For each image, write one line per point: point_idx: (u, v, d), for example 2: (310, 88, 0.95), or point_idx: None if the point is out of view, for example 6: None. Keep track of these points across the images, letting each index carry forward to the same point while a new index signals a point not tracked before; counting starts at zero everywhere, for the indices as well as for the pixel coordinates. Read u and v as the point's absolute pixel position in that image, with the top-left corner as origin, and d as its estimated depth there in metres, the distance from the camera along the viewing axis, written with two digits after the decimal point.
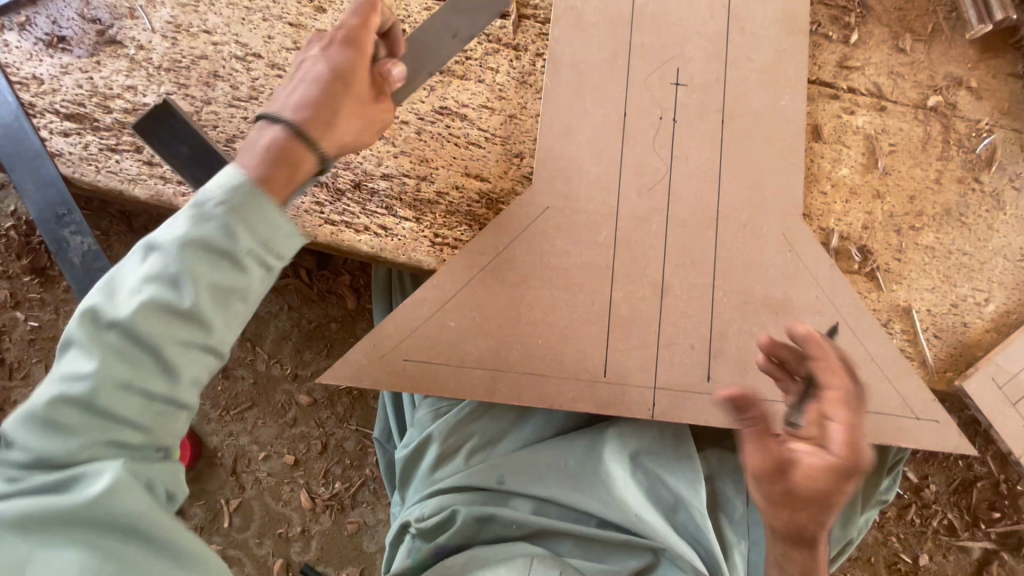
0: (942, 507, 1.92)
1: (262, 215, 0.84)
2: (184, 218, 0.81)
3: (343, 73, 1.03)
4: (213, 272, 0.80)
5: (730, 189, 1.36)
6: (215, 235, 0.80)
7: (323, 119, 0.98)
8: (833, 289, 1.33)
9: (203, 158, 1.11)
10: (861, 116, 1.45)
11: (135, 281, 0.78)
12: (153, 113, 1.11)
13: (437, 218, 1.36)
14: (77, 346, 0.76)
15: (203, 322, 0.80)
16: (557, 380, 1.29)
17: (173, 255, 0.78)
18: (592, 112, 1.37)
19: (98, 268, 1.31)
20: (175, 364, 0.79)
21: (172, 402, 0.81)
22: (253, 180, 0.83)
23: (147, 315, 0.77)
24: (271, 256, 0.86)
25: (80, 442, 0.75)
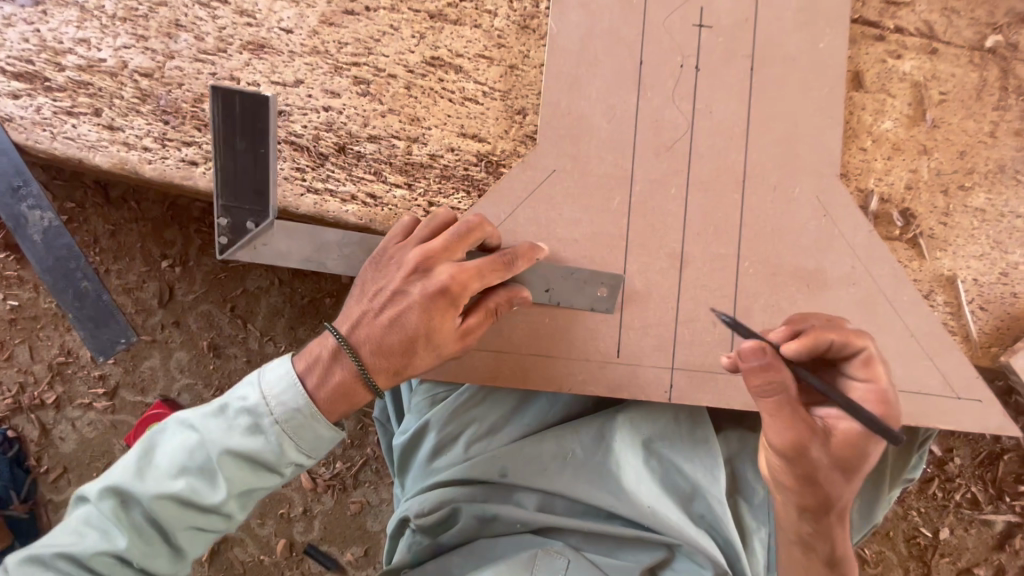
0: (966, 480, 1.83)
1: (312, 434, 0.96)
2: (275, 381, 0.96)
3: (433, 293, 0.98)
4: (285, 451, 0.95)
5: (759, 147, 1.21)
6: (287, 435, 0.95)
7: (400, 332, 0.98)
8: (871, 258, 1.20)
9: (246, 161, 1.05)
10: (909, 61, 1.28)
11: (219, 428, 0.94)
12: (248, 99, 1.03)
13: (431, 183, 1.22)
14: (189, 433, 0.95)
15: (271, 478, 0.97)
16: (565, 362, 1.19)
17: (257, 416, 0.94)
18: (604, 61, 1.21)
19: (64, 244, 1.41)
20: (241, 500, 0.97)
21: (250, 495, 0.99)
22: (307, 414, 0.95)
23: (228, 462, 0.93)
24: (319, 453, 0.99)
25: (170, 521, 0.93)
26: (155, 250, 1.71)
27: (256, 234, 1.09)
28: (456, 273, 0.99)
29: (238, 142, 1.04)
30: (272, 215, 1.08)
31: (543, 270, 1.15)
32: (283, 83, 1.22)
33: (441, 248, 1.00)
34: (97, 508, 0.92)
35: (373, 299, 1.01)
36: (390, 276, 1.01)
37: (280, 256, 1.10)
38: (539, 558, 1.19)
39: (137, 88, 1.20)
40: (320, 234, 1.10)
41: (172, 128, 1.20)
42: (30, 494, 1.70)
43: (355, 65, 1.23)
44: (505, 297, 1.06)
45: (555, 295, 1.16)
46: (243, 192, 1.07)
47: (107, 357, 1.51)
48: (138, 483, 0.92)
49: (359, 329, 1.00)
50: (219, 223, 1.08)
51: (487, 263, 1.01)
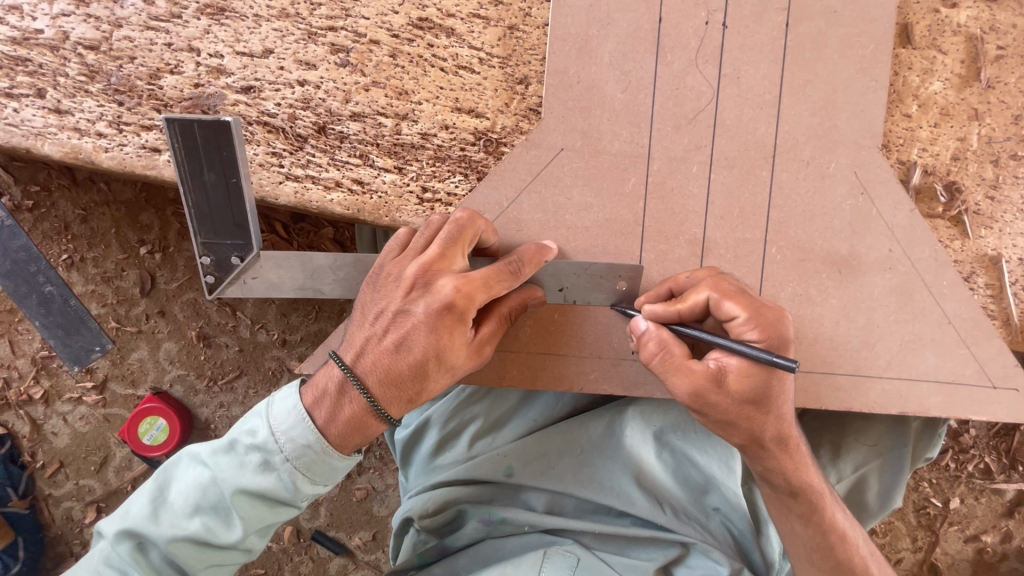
0: (980, 451, 1.72)
1: (324, 468, 0.94)
2: (281, 416, 0.93)
3: (438, 311, 0.89)
4: (299, 486, 0.93)
5: (791, 116, 1.08)
6: (297, 467, 0.92)
7: (408, 356, 0.91)
8: (911, 240, 1.09)
9: (219, 195, 1.00)
10: (966, 9, 1.12)
11: (230, 467, 0.92)
12: (207, 128, 0.97)
13: (424, 166, 1.09)
14: (201, 474, 0.93)
15: (286, 511, 0.96)
16: (578, 359, 1.12)
17: (268, 454, 0.92)
18: (618, 19, 1.06)
19: (20, 246, 1.35)
20: (259, 533, 0.96)
21: (264, 531, 0.97)
22: (317, 450, 0.92)
23: (241, 499, 0.92)
24: (333, 481, 0.98)
25: (188, 559, 0.93)
26: (131, 236, 1.56)
27: (243, 266, 1.02)
28: (460, 285, 0.89)
29: (207, 175, 0.99)
30: (256, 245, 1.01)
31: (554, 264, 1.05)
32: (250, 53, 1.06)
33: (439, 257, 0.91)
34: (115, 550, 0.92)
35: (375, 323, 0.94)
36: (390, 295, 0.93)
37: (273, 287, 1.04)
38: (547, 557, 1.13)
39: (84, 64, 1.05)
40: (310, 259, 1.02)
41: (128, 109, 1.06)
42: (29, 490, 1.65)
43: (331, 30, 1.07)
44: (519, 300, 0.99)
45: (570, 295, 1.06)
46: (222, 226, 1.02)
47: (82, 365, 1.47)
48: (154, 524, 0.92)
49: (364, 358, 0.93)
50: (202, 262, 1.02)
51: (492, 272, 0.91)
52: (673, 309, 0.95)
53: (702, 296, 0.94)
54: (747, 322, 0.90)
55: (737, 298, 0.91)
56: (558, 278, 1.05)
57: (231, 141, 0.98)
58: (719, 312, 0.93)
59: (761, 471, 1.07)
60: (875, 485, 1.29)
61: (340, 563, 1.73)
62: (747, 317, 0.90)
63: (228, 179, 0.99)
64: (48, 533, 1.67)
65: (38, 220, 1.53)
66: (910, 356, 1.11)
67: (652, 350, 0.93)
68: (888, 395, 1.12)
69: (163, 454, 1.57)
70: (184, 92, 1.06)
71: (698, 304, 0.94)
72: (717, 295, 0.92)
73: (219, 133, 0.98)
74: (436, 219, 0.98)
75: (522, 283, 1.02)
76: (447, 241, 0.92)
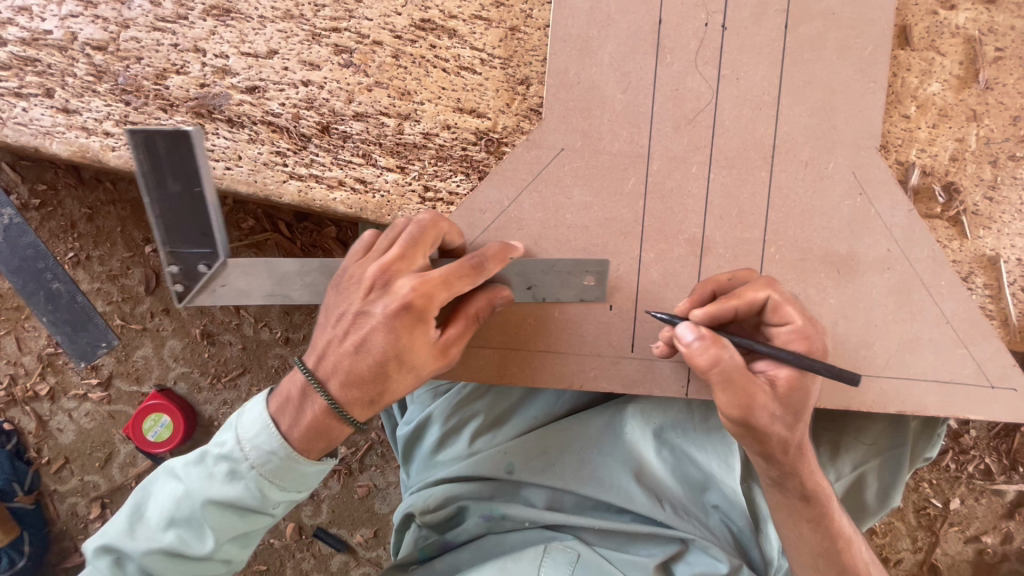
0: (980, 452, 1.72)
1: (293, 474, 0.95)
2: (247, 424, 0.94)
3: (396, 311, 0.89)
4: (267, 493, 0.94)
5: (790, 117, 1.08)
6: (266, 473, 0.93)
7: (368, 357, 0.91)
8: (909, 241, 1.10)
9: (186, 205, 1.01)
10: (964, 11, 1.13)
11: (199, 479, 0.93)
12: (170, 139, 0.98)
13: (426, 165, 1.10)
14: (175, 489, 0.95)
15: (258, 519, 0.97)
16: (552, 360, 1.13)
17: (234, 462, 0.93)
18: (618, 20, 1.07)
19: (28, 243, 1.44)
20: (236, 541, 0.98)
21: (239, 540, 0.99)
22: (283, 456, 0.93)
23: (212, 510, 0.93)
24: (304, 487, 0.99)
25: (165, 571, 0.94)
26: (136, 235, 1.58)
27: (210, 274, 1.04)
28: (418, 285, 0.89)
29: (171, 185, 0.99)
30: (223, 253, 1.04)
31: (521, 263, 1.07)
32: (255, 54, 1.08)
33: (398, 259, 0.92)
34: (95, 566, 0.94)
35: (336, 325, 0.94)
36: (351, 297, 0.93)
37: (242, 294, 1.06)
38: (546, 552, 1.14)
39: (91, 64, 1.07)
40: (277, 265, 1.05)
41: (134, 109, 1.08)
42: (34, 485, 1.67)
43: (334, 32, 1.08)
44: (484, 302, 0.98)
45: (538, 293, 1.08)
46: (189, 236, 1.03)
47: (88, 360, 1.55)
48: (130, 539, 0.94)
49: (326, 360, 0.94)
50: (170, 272, 1.04)
51: (451, 270, 0.91)
52: (734, 304, 0.96)
53: (764, 295, 0.96)
54: (798, 331, 0.94)
55: (796, 305, 0.95)
56: (526, 277, 1.08)
57: (190, 150, 0.98)
58: (776, 314, 0.96)
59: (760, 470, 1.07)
60: (873, 485, 1.30)
61: (342, 560, 1.74)
62: (800, 327, 0.94)
63: (191, 192, 1.00)
64: (53, 528, 1.69)
65: (44, 219, 1.54)
66: (907, 355, 1.12)
67: (704, 365, 0.88)
68: (887, 394, 1.12)
69: (167, 451, 1.58)
70: (190, 91, 1.08)
71: (757, 302, 0.96)
72: (778, 299, 0.95)
73: (182, 145, 0.98)
74: (398, 222, 0.98)
75: (488, 284, 1.02)
76: (407, 245, 0.93)
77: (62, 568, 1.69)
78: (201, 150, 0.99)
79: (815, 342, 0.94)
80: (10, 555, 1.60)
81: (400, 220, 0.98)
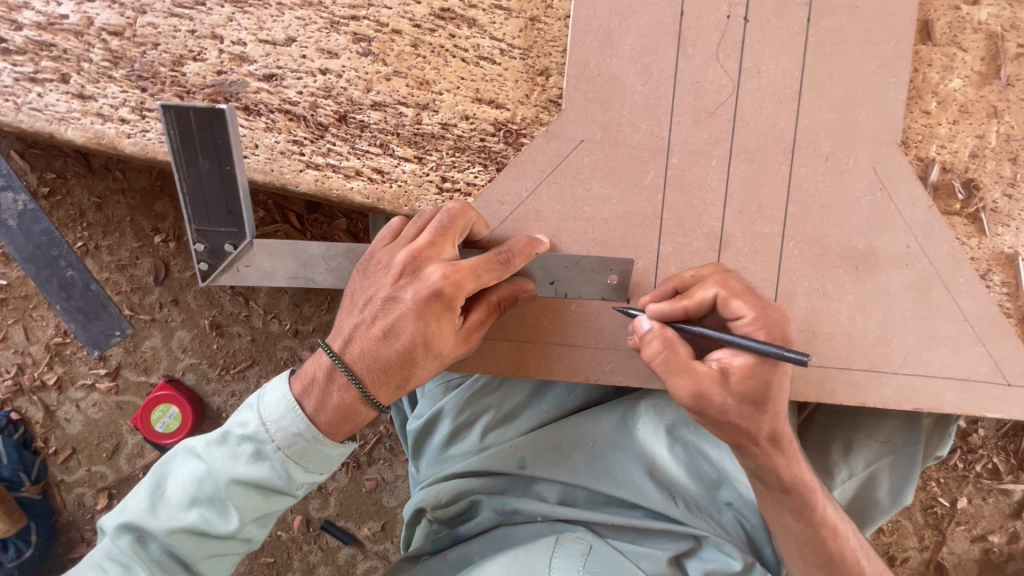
0: (988, 451, 1.72)
1: (317, 456, 0.94)
2: (271, 406, 0.93)
3: (426, 297, 0.90)
4: (292, 474, 0.93)
5: (811, 111, 1.08)
6: (291, 454, 0.92)
7: (395, 343, 0.91)
8: (927, 237, 1.09)
9: (213, 182, 1.02)
10: (987, 7, 1.12)
11: (224, 458, 0.92)
12: (203, 115, 0.98)
13: (444, 156, 1.10)
14: (199, 467, 0.94)
15: (281, 500, 0.96)
16: (571, 352, 1.13)
17: (259, 443, 0.92)
18: (639, 12, 1.06)
19: (42, 230, 1.41)
20: (258, 521, 0.97)
21: (262, 520, 0.98)
22: (308, 438, 0.92)
23: (236, 489, 0.93)
24: (327, 469, 0.98)
25: (188, 549, 0.94)
26: (146, 224, 1.56)
27: (235, 254, 1.05)
28: (449, 272, 0.89)
29: (201, 162, 1.00)
30: (249, 234, 1.03)
31: (545, 257, 1.08)
32: (273, 41, 1.07)
33: (428, 245, 0.93)
34: (116, 544, 0.94)
35: (364, 310, 0.95)
36: (379, 282, 0.94)
37: (267, 276, 1.06)
38: (558, 544, 1.13)
39: (107, 50, 1.06)
40: (303, 248, 1.05)
41: (151, 95, 1.07)
42: (41, 475, 1.66)
43: (353, 20, 1.07)
44: (509, 291, 1.00)
45: (561, 288, 1.09)
46: (215, 214, 1.03)
47: (101, 349, 1.50)
48: (152, 517, 0.93)
49: (352, 346, 0.94)
50: (196, 249, 1.04)
51: (482, 262, 0.92)
52: (678, 305, 0.95)
53: (710, 293, 0.94)
54: (753, 322, 0.90)
55: (744, 298, 0.92)
56: (549, 272, 1.08)
57: (223, 128, 0.99)
58: (726, 311, 0.93)
59: (754, 468, 1.06)
60: (886, 483, 1.29)
61: (348, 554, 1.74)
62: (754, 318, 0.90)
63: (221, 168, 1.01)
64: (59, 519, 1.68)
65: (53, 207, 1.53)
66: (925, 353, 1.11)
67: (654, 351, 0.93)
68: (903, 390, 1.12)
69: (175, 442, 1.58)
70: (207, 79, 1.07)
71: (704, 301, 0.94)
72: (724, 295, 0.93)
73: (214, 122, 0.99)
74: (425, 212, 0.98)
75: (513, 275, 1.03)
76: (437, 235, 0.94)
77: (68, 559, 1.69)
78: (235, 129, 1.00)
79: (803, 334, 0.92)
80: (17, 544, 1.59)
81: (428, 209, 0.98)
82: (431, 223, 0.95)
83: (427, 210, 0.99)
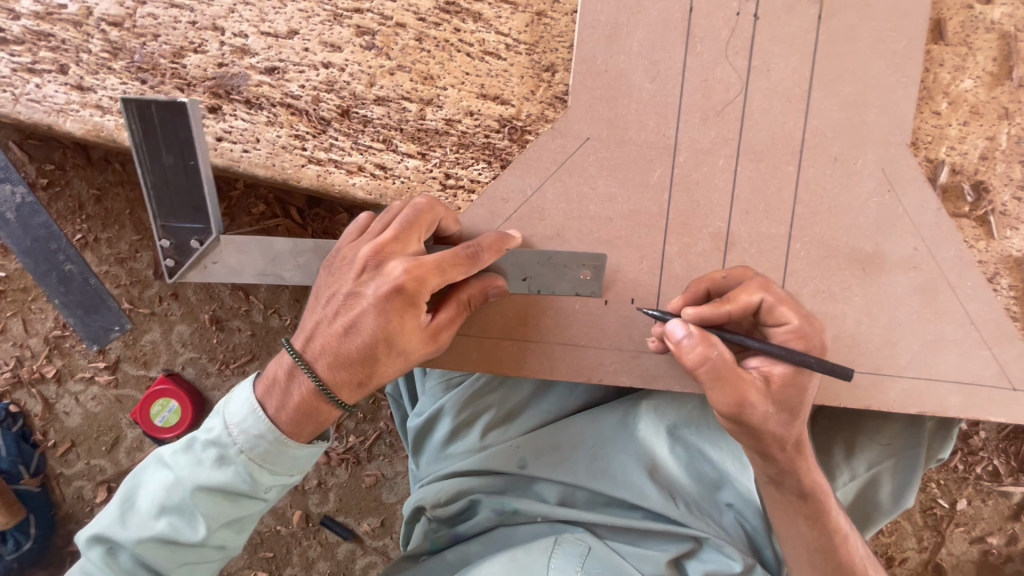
0: (989, 454, 1.72)
1: (283, 458, 0.93)
2: (234, 409, 0.92)
3: (387, 293, 0.88)
4: (258, 477, 0.92)
5: (821, 111, 1.06)
6: (256, 458, 0.91)
7: (357, 339, 0.90)
8: (935, 239, 1.08)
9: (177, 178, 1.01)
10: (1001, 6, 1.10)
11: (189, 465, 0.92)
12: (165, 109, 0.97)
13: (448, 152, 1.08)
14: (166, 477, 0.93)
15: (251, 503, 0.95)
16: (576, 352, 1.12)
17: (223, 448, 0.91)
18: (648, 7, 1.04)
19: (39, 223, 1.47)
20: (230, 528, 0.96)
21: (232, 527, 0.97)
22: (271, 440, 0.91)
23: (203, 496, 0.92)
24: (298, 470, 0.97)
25: (159, 560, 0.93)
26: (145, 218, 1.54)
27: (202, 251, 1.03)
28: (411, 268, 0.88)
29: (165, 158, 0.99)
30: (215, 230, 1.02)
31: (517, 253, 1.04)
32: (275, 34, 1.05)
33: (392, 241, 0.91)
34: (88, 557, 0.94)
35: (327, 306, 0.93)
36: (343, 278, 0.93)
37: (235, 272, 1.05)
38: (557, 544, 1.12)
39: (107, 41, 1.04)
40: (271, 245, 1.03)
41: (151, 87, 1.05)
42: (40, 468, 1.66)
43: (356, 12, 1.05)
44: (478, 289, 0.98)
45: (536, 286, 1.06)
46: (179, 211, 1.02)
47: (100, 343, 1.60)
48: (122, 528, 0.93)
49: (315, 341, 0.93)
50: (162, 246, 1.03)
51: (447, 256, 0.90)
52: (724, 309, 0.93)
53: (756, 298, 0.93)
54: (797, 330, 0.91)
55: (790, 304, 0.92)
56: (521, 268, 1.04)
57: (184, 121, 0.98)
58: (769, 314, 0.93)
59: (775, 472, 1.05)
60: (888, 485, 1.29)
61: (348, 549, 1.74)
62: (797, 324, 0.91)
63: (183, 165, 1.00)
64: (58, 512, 1.68)
65: (52, 199, 1.51)
66: (931, 356, 1.10)
67: (695, 358, 0.87)
68: (908, 394, 1.11)
69: (175, 436, 1.58)
70: (208, 71, 1.05)
71: (750, 305, 0.93)
72: (770, 299, 0.92)
73: (176, 116, 0.98)
74: (398, 206, 0.97)
75: (485, 271, 1.02)
76: (401, 231, 0.92)
77: (67, 552, 1.69)
78: (196, 125, 0.99)
79: (812, 338, 0.91)
80: (15, 537, 1.59)
81: (400, 203, 0.97)
82: (399, 217, 0.94)
83: (398, 204, 0.98)
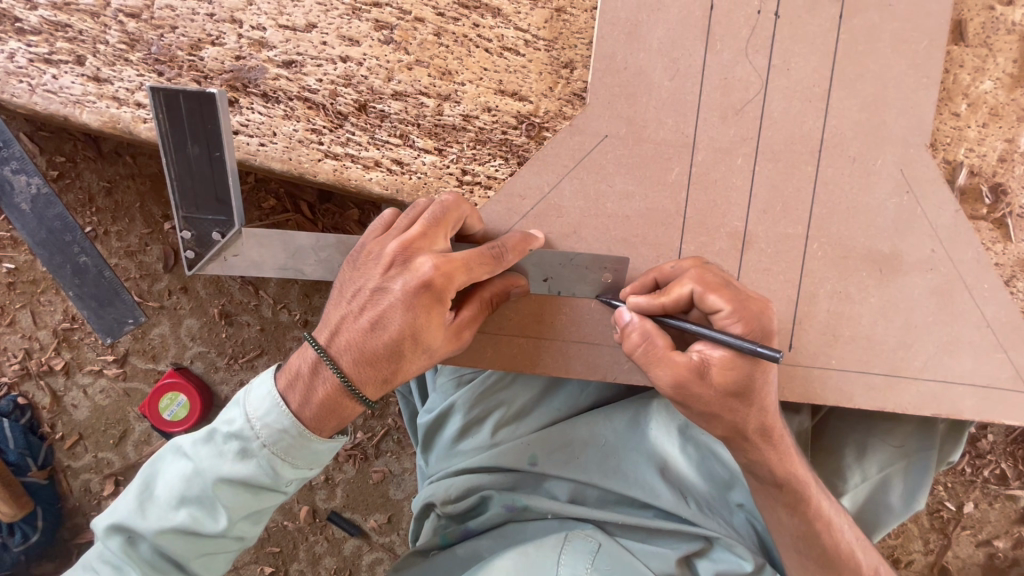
0: (997, 457, 1.71)
1: (305, 452, 0.93)
2: (257, 402, 0.92)
3: (415, 288, 0.88)
4: (279, 471, 0.92)
5: (840, 111, 1.06)
6: (280, 451, 0.91)
7: (383, 335, 0.89)
8: (953, 241, 1.07)
9: (202, 167, 1.00)
10: (1022, 8, 1.09)
11: (211, 456, 0.91)
12: (193, 99, 0.97)
13: (464, 148, 1.08)
14: (187, 467, 0.92)
15: (271, 496, 0.95)
16: (587, 350, 1.12)
17: (245, 441, 0.91)
18: (668, 5, 1.04)
19: (56, 215, 1.40)
20: (249, 520, 0.96)
21: (251, 519, 0.97)
22: (294, 435, 0.91)
23: (224, 488, 0.92)
24: (317, 464, 0.97)
25: (178, 549, 0.93)
26: (156, 210, 1.54)
27: (223, 243, 1.03)
28: (440, 264, 0.88)
29: (190, 147, 0.99)
30: (237, 222, 1.01)
31: (539, 253, 1.05)
32: (293, 27, 1.05)
33: (420, 237, 0.91)
34: (106, 545, 0.93)
35: (352, 301, 0.93)
36: (369, 273, 0.92)
37: (254, 266, 1.05)
38: (568, 540, 1.12)
39: (124, 32, 1.04)
40: (292, 239, 1.03)
41: (167, 80, 1.05)
42: (48, 460, 1.66)
43: (375, 7, 1.05)
44: (501, 287, 0.98)
45: (554, 285, 1.06)
46: (203, 202, 1.02)
47: (115, 337, 1.47)
48: (141, 518, 0.92)
49: (339, 337, 0.92)
50: (183, 237, 1.03)
51: (474, 255, 0.90)
52: (659, 301, 0.93)
53: (687, 289, 0.92)
54: (732, 315, 0.88)
55: (722, 291, 0.90)
56: (543, 269, 1.05)
57: (212, 112, 0.97)
58: (703, 305, 0.91)
59: (746, 463, 1.06)
60: (899, 487, 1.29)
61: (354, 545, 1.74)
62: (732, 310, 0.88)
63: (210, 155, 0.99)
64: (65, 504, 1.68)
65: (62, 191, 1.50)
66: (947, 358, 1.10)
67: (636, 342, 0.91)
68: (923, 396, 1.11)
69: (183, 430, 1.57)
70: (225, 64, 1.05)
71: (683, 297, 0.92)
72: (701, 289, 0.91)
73: (205, 106, 0.97)
74: (421, 204, 0.97)
75: (509, 269, 1.02)
76: (428, 229, 0.92)
77: (74, 544, 1.69)
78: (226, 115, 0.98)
79: None
80: (23, 529, 1.59)
81: (423, 201, 0.97)
82: (427, 215, 0.93)
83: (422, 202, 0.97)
